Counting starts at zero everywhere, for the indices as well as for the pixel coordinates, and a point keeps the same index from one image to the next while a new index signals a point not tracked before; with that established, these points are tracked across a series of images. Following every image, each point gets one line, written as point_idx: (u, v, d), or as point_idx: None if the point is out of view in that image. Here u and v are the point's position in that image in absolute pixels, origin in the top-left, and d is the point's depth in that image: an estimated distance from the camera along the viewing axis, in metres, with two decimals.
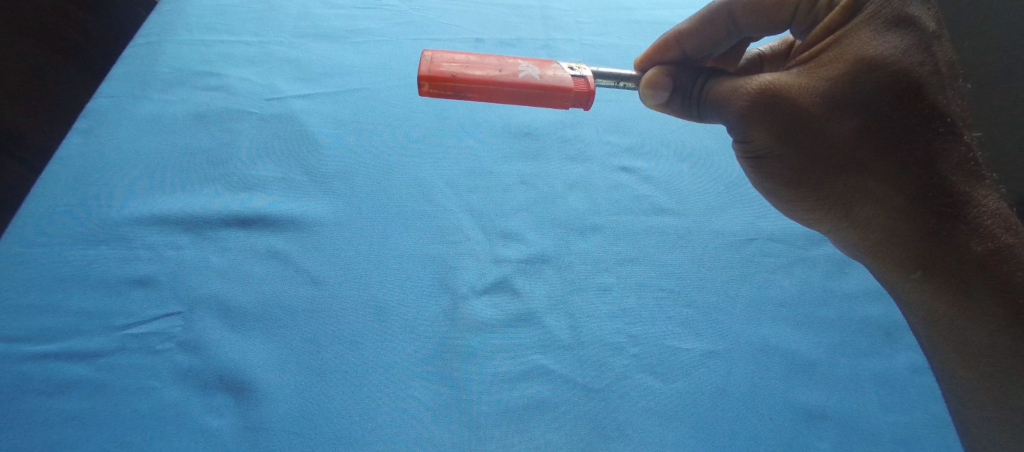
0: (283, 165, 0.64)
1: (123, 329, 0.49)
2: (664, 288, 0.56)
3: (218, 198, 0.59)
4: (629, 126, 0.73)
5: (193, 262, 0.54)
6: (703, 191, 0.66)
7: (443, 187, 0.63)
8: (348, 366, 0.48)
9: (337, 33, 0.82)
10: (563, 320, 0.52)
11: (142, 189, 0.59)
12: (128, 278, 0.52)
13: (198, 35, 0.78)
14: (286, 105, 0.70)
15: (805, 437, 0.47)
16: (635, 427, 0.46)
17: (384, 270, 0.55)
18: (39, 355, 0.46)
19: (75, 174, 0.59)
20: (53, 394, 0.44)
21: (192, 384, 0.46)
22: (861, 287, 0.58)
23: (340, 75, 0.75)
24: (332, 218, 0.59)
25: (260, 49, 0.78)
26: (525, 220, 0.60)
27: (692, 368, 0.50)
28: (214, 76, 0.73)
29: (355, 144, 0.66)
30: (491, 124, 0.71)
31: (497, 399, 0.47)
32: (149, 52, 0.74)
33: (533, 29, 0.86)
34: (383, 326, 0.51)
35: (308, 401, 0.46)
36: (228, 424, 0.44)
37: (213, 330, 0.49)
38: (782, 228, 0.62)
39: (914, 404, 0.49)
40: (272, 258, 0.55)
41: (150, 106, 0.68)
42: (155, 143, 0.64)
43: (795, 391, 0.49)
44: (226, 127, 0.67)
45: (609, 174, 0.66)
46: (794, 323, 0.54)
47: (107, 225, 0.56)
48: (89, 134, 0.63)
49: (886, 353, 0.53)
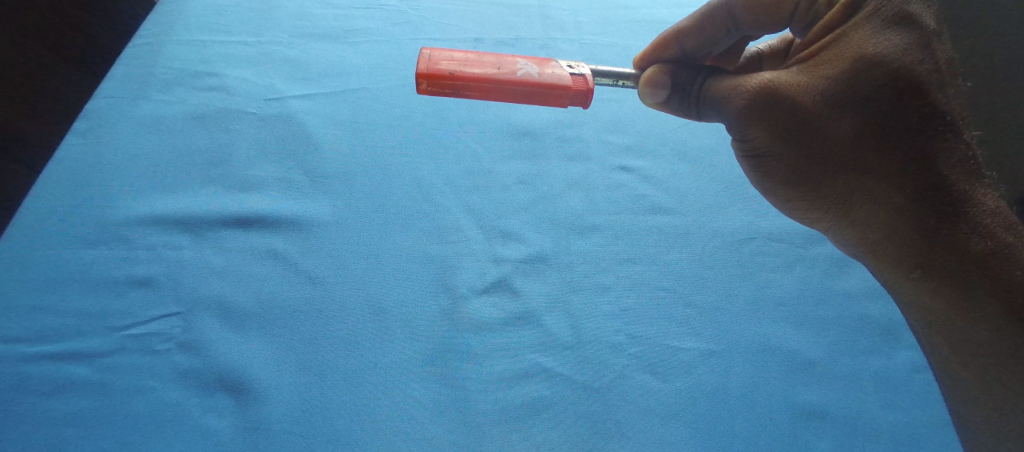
0: (282, 165, 0.63)
1: (121, 329, 0.49)
2: (664, 287, 0.56)
3: (217, 198, 0.59)
4: (629, 126, 0.73)
5: (191, 262, 0.54)
6: (703, 190, 0.66)
7: (443, 187, 0.63)
8: (347, 366, 0.48)
9: (336, 33, 0.81)
10: (562, 320, 0.52)
11: (141, 189, 0.59)
12: (126, 278, 0.52)
13: (196, 36, 0.78)
14: (285, 105, 0.70)
15: (804, 436, 0.47)
16: (635, 427, 0.46)
17: (384, 270, 0.55)
18: (36, 355, 0.46)
19: (73, 174, 0.59)
20: (51, 394, 0.44)
21: (190, 384, 0.46)
22: (862, 287, 0.57)
23: (339, 75, 0.75)
24: (332, 218, 0.59)
25: (259, 49, 0.77)
26: (524, 220, 0.60)
27: (692, 368, 0.50)
28: (213, 76, 0.73)
29: (353, 144, 0.66)
30: (491, 124, 0.71)
31: (496, 399, 0.47)
32: (148, 52, 0.74)
33: (532, 29, 0.86)
34: (382, 326, 0.51)
35: (307, 401, 0.46)
36: (226, 424, 0.44)
37: (211, 330, 0.49)
38: (782, 227, 0.62)
39: (915, 403, 0.49)
40: (271, 258, 0.55)
41: (149, 106, 0.68)
42: (153, 143, 0.64)
43: (795, 391, 0.49)
44: (225, 128, 0.67)
45: (608, 174, 0.66)
46: (794, 322, 0.54)
47: (106, 226, 0.56)
48: (87, 134, 0.63)
49: (886, 352, 0.52)
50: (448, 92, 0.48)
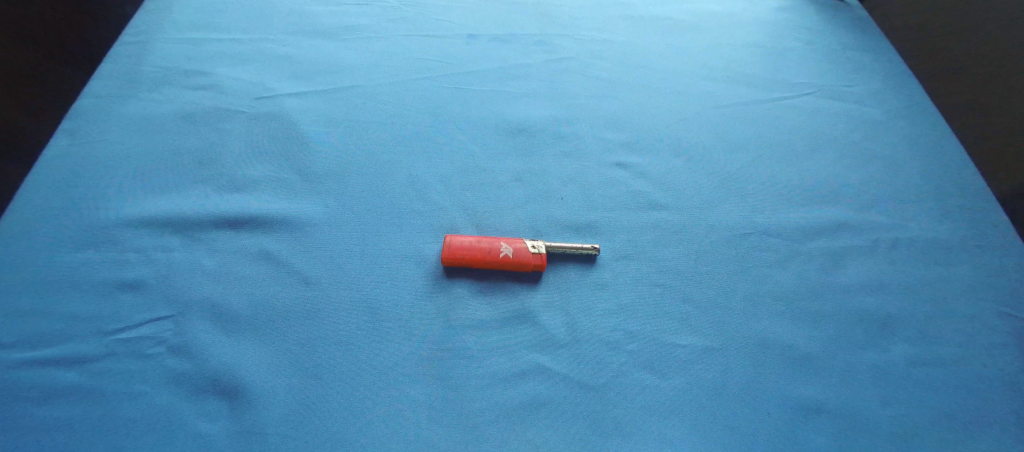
0: (274, 164, 0.63)
1: (110, 334, 0.48)
2: (661, 284, 0.56)
3: (207, 198, 0.59)
4: (625, 122, 0.72)
5: (182, 264, 0.53)
6: (700, 186, 0.65)
7: (438, 185, 0.62)
8: (342, 368, 0.47)
9: (328, 30, 0.80)
10: (560, 318, 0.52)
11: (130, 191, 0.58)
12: (116, 281, 0.51)
13: (186, 34, 0.77)
14: (276, 104, 0.69)
15: (803, 430, 0.47)
16: (632, 425, 0.46)
17: (378, 270, 0.54)
18: (23, 361, 0.45)
19: (60, 176, 0.58)
20: (39, 401, 0.44)
21: (182, 388, 0.45)
22: (858, 280, 0.57)
23: (331, 72, 0.74)
24: (324, 218, 0.58)
25: (250, 46, 0.76)
26: (520, 218, 0.60)
27: (690, 364, 0.50)
28: (203, 74, 0.71)
29: (346, 143, 0.66)
30: (486, 121, 0.70)
31: (493, 399, 0.46)
32: (136, 50, 0.73)
33: (526, 25, 0.85)
34: (378, 327, 0.50)
35: (302, 404, 0.45)
36: (220, 429, 0.44)
37: (204, 333, 0.49)
38: (779, 222, 0.62)
39: (914, 397, 0.49)
40: (264, 259, 0.54)
41: (138, 105, 0.67)
42: (142, 142, 0.63)
43: (793, 386, 0.49)
44: (216, 127, 0.66)
45: (605, 171, 0.66)
46: (791, 317, 0.54)
47: (94, 227, 0.55)
48: (75, 135, 0.62)
49: (883, 346, 0.52)
50: (469, 243, 0.55)
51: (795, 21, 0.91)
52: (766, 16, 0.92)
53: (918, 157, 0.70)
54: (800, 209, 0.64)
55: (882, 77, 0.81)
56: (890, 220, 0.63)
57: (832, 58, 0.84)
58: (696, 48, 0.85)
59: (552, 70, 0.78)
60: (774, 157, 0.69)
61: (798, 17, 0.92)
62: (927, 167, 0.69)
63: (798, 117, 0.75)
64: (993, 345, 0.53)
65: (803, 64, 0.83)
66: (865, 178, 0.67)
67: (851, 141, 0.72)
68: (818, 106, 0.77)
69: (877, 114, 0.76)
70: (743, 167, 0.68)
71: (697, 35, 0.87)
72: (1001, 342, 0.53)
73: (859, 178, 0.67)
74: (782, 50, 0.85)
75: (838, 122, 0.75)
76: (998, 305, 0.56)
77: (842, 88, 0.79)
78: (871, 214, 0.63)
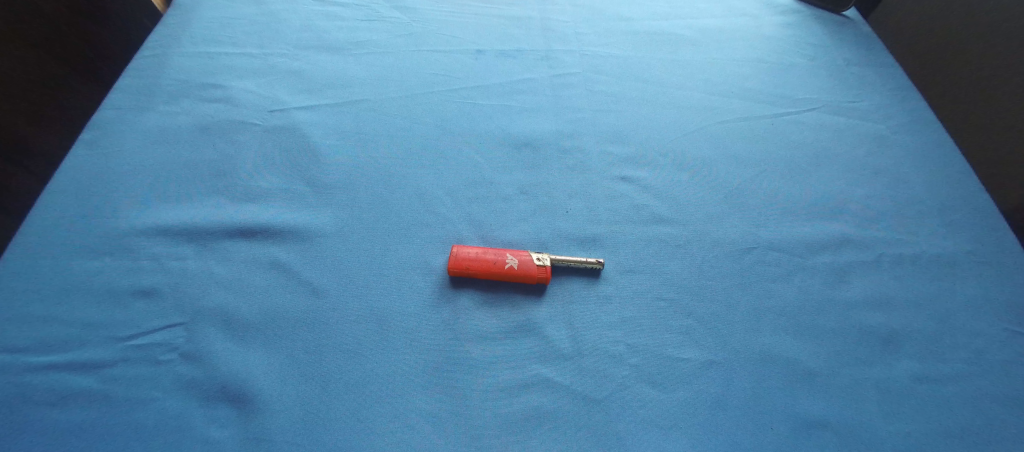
0: (285, 175, 0.64)
1: (123, 340, 0.49)
2: (664, 297, 0.56)
3: (220, 208, 0.60)
4: (629, 136, 0.73)
5: (193, 273, 0.54)
6: (702, 201, 0.66)
7: (444, 198, 0.64)
8: (347, 377, 0.48)
9: (339, 45, 0.82)
10: (563, 329, 0.53)
11: (146, 200, 0.60)
12: (129, 288, 0.52)
13: (202, 48, 0.79)
14: (288, 117, 0.71)
15: (806, 446, 0.47)
16: (635, 437, 0.46)
17: (384, 281, 0.55)
18: (37, 366, 0.47)
19: (79, 185, 0.60)
20: (53, 405, 0.45)
21: (192, 394, 0.46)
22: (862, 295, 0.57)
23: (341, 86, 0.76)
24: (334, 228, 0.59)
25: (263, 60, 0.78)
26: (525, 231, 0.61)
27: (693, 377, 0.50)
28: (218, 87, 0.73)
29: (356, 156, 0.67)
30: (492, 135, 0.71)
31: (496, 410, 0.47)
32: (154, 64, 0.75)
33: (532, 40, 0.87)
34: (383, 337, 0.51)
35: (309, 412, 0.46)
36: (227, 435, 0.44)
37: (213, 341, 0.50)
38: (782, 237, 0.62)
39: (918, 415, 0.49)
40: (273, 268, 0.55)
41: (154, 117, 0.68)
42: (158, 153, 0.65)
43: (795, 401, 0.49)
44: (229, 138, 0.67)
45: (609, 184, 0.67)
46: (794, 333, 0.54)
47: (110, 236, 0.56)
48: (94, 145, 0.64)
49: (887, 362, 0.52)
50: (474, 254, 0.56)
51: (799, 37, 0.92)
52: (770, 33, 0.93)
53: (921, 173, 0.70)
54: (804, 224, 0.64)
55: (886, 93, 0.82)
56: (893, 236, 0.63)
57: (836, 74, 0.85)
58: (700, 64, 0.86)
59: (558, 84, 0.80)
60: (777, 172, 0.70)
61: (802, 33, 0.93)
62: (931, 183, 0.69)
63: (802, 133, 0.76)
64: (999, 361, 0.53)
65: (807, 80, 0.84)
66: (869, 194, 0.68)
67: (855, 157, 0.72)
68: (821, 121, 0.77)
69: (881, 130, 0.76)
70: (747, 182, 0.69)
71: (701, 51, 0.89)
72: (1007, 359, 0.53)
73: (862, 194, 0.68)
74: (786, 66, 0.86)
75: (840, 137, 0.75)
76: (1002, 321, 0.56)
77: (845, 103, 0.80)
78: (874, 229, 0.64)
